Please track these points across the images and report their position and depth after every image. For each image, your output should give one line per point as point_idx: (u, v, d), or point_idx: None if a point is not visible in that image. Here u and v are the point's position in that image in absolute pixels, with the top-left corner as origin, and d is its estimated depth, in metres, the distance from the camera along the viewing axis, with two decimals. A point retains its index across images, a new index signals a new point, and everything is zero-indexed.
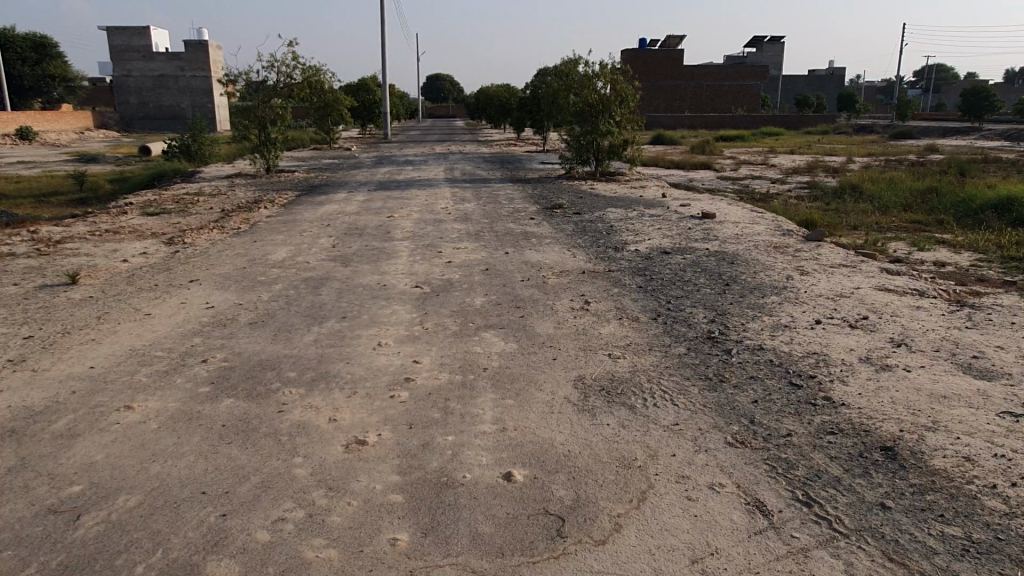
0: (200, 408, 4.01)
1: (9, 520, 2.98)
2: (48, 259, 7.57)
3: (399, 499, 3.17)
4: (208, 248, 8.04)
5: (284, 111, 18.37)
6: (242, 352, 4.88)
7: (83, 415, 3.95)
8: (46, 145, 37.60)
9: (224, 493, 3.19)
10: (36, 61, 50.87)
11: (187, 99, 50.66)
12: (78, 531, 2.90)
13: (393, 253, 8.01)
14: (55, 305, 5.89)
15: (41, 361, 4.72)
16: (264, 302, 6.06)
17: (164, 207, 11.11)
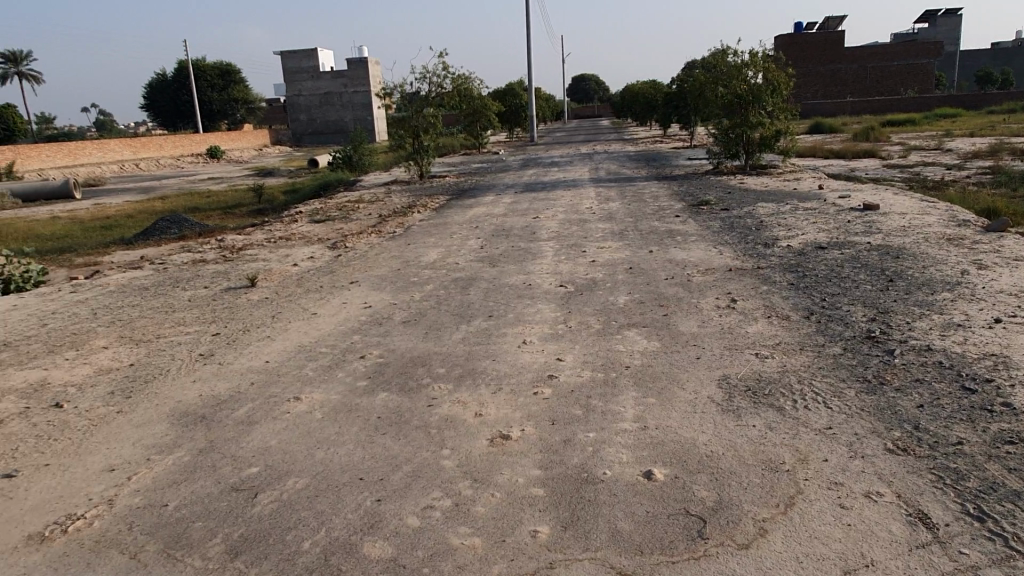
0: (359, 401, 4.33)
1: (200, 494, 3.37)
2: (232, 264, 8.43)
3: (541, 493, 3.26)
4: (367, 252, 8.59)
5: (436, 120, 19.18)
6: (397, 349, 5.20)
7: (260, 404, 4.38)
8: (231, 161, 41.64)
9: (379, 479, 3.43)
10: (222, 87, 56.52)
11: (349, 113, 54.17)
12: (256, 507, 3.23)
13: (538, 253, 8.17)
14: (238, 305, 6.56)
15: (226, 355, 5.28)
16: (417, 301, 6.41)
17: (329, 215, 11.99)
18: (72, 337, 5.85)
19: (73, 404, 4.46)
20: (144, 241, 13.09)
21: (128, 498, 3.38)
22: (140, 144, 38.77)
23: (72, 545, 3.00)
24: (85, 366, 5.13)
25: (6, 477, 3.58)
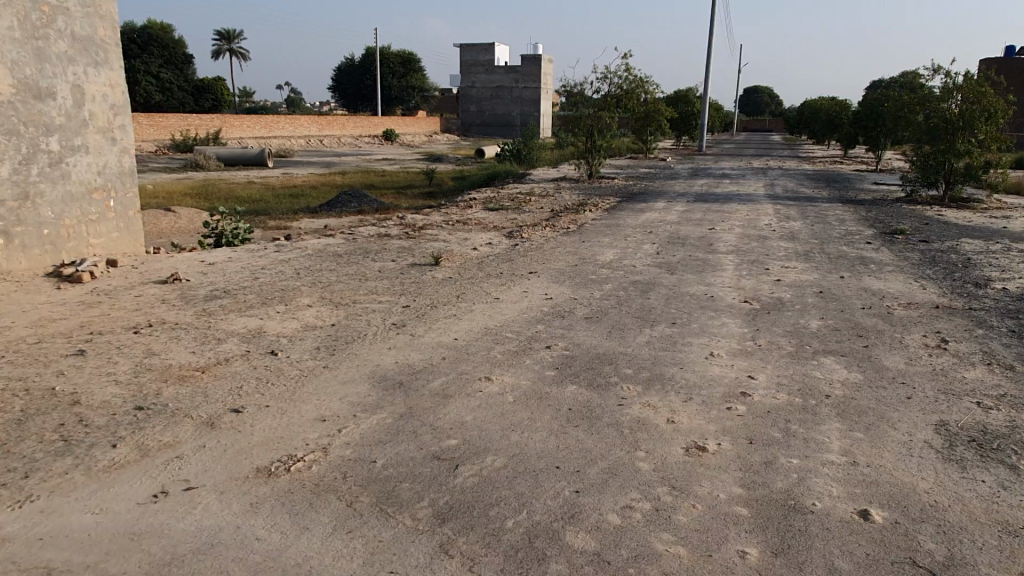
0: (549, 390, 4.37)
1: (405, 457, 3.56)
2: (416, 242, 8.83)
3: (746, 513, 3.12)
4: (543, 244, 8.70)
5: (612, 121, 19.16)
6: (582, 344, 5.20)
7: (453, 378, 4.57)
8: (403, 145, 43.73)
9: (576, 471, 3.42)
10: (401, 75, 59.52)
11: (517, 108, 55.30)
12: (459, 478, 3.37)
13: (719, 265, 7.91)
14: (425, 282, 6.90)
15: (417, 327, 5.58)
16: (597, 299, 6.39)
17: (502, 204, 12.28)
18: (280, 292, 6.66)
19: (285, 353, 5.10)
20: (328, 211, 14.04)
21: (341, 448, 3.68)
22: (324, 122, 41.60)
23: (295, 484, 3.35)
24: (293, 321, 5.82)
25: (234, 412, 4.14)
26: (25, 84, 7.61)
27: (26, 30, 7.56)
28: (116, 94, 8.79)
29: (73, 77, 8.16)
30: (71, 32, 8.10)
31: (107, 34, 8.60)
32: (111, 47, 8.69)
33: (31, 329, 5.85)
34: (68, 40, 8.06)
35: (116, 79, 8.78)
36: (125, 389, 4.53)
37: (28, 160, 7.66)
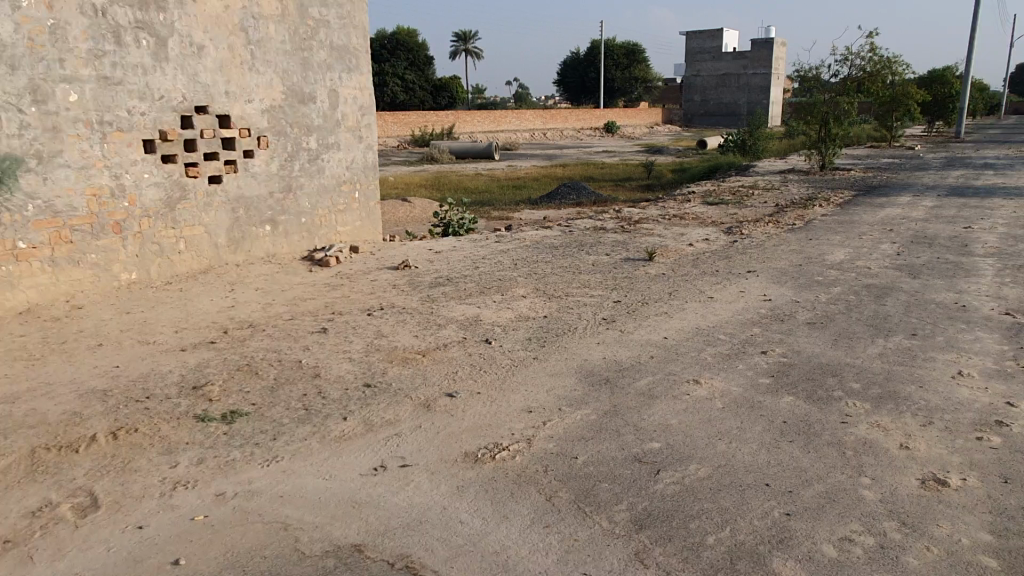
0: (763, 399, 4.11)
1: (607, 457, 3.60)
2: (631, 235, 8.77)
3: (995, 565, 2.69)
4: (765, 241, 8.21)
5: (851, 107, 17.53)
6: (803, 351, 4.82)
7: (660, 378, 4.51)
8: (622, 137, 43.58)
9: (788, 491, 3.19)
10: (625, 66, 59.33)
11: (744, 96, 52.63)
12: (659, 485, 3.31)
13: (975, 270, 6.92)
14: (637, 277, 6.85)
15: (627, 324, 5.58)
16: (823, 303, 5.89)
17: (722, 197, 11.79)
18: (497, 282, 6.99)
19: (499, 342, 5.34)
20: (548, 203, 14.41)
21: (544, 441, 3.82)
22: (547, 115, 42.75)
23: (498, 472, 3.54)
24: (508, 310, 6.09)
25: (449, 396, 4.45)
26: (292, 91, 8.68)
27: (295, 43, 8.62)
28: (365, 96, 9.67)
29: (330, 82, 9.14)
30: (330, 42, 9.07)
31: (359, 42, 9.49)
32: (362, 53, 9.58)
33: (288, 307, 6.76)
34: (328, 49, 9.05)
35: (364, 83, 9.66)
36: (356, 366, 5.07)
37: (292, 157, 8.73)
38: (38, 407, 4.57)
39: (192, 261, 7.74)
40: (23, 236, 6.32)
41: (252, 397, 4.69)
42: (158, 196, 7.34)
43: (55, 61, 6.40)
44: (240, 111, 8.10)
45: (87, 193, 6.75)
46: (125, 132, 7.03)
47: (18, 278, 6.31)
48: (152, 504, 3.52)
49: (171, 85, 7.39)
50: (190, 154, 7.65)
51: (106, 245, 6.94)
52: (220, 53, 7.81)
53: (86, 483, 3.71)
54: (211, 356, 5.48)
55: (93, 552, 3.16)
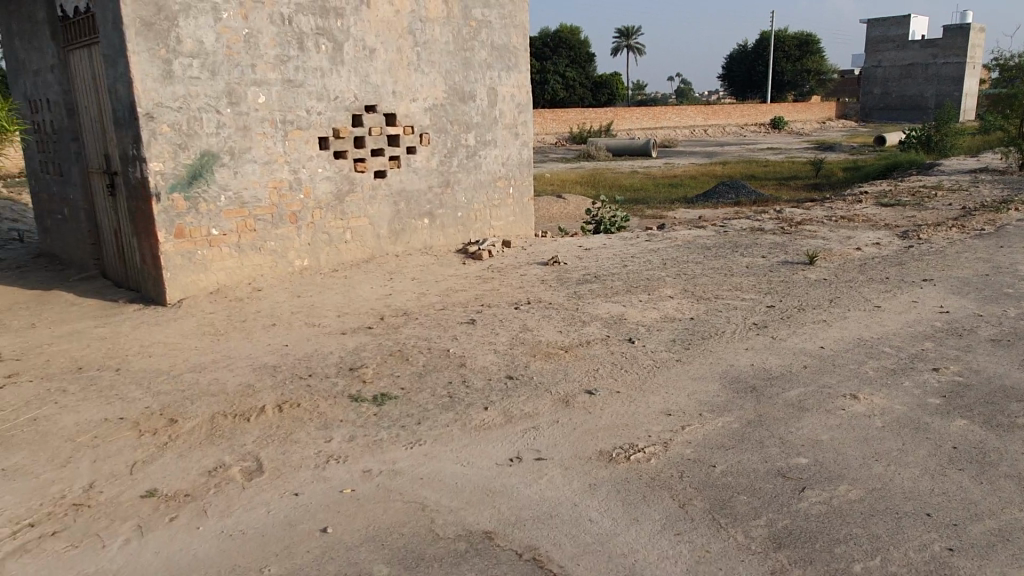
0: (930, 421, 3.76)
1: (748, 468, 3.48)
2: (791, 238, 8.34)
3: None
4: (946, 247, 7.47)
5: None
6: (982, 371, 4.36)
7: (812, 391, 4.25)
8: (790, 133, 41.29)
9: (954, 524, 2.90)
10: (797, 58, 56.10)
11: (932, 87, 47.95)
12: (803, 503, 3.14)
13: None
14: (794, 282, 6.48)
15: (779, 330, 5.32)
16: (1012, 318, 5.27)
17: (899, 198, 10.87)
18: (644, 282, 7.00)
19: (641, 342, 5.37)
20: (705, 202, 13.97)
21: (682, 445, 3.81)
22: (710, 111, 41.40)
23: (631, 474, 3.59)
24: (653, 311, 6.05)
25: (587, 393, 4.61)
26: (454, 90, 9.01)
27: (458, 43, 8.95)
28: (522, 93, 9.84)
29: (490, 81, 9.40)
30: (491, 42, 9.33)
31: (520, 41, 9.68)
32: (522, 52, 9.76)
33: (440, 297, 7.07)
34: (489, 49, 9.31)
35: (523, 81, 9.84)
36: (500, 358, 5.33)
37: (451, 154, 9.07)
38: (220, 378, 5.10)
39: (357, 251, 8.27)
40: (215, 224, 7.05)
41: (402, 381, 5.00)
42: (330, 189, 7.90)
43: (247, 67, 7.11)
44: (405, 110, 8.53)
45: (270, 186, 7.41)
46: (303, 130, 7.63)
47: (210, 261, 7.04)
48: (308, 474, 3.82)
49: (345, 86, 7.92)
50: (359, 150, 8.16)
51: (283, 233, 7.58)
52: (390, 55, 8.28)
53: (254, 449, 4.09)
54: (368, 340, 5.84)
55: (255, 512, 3.48)
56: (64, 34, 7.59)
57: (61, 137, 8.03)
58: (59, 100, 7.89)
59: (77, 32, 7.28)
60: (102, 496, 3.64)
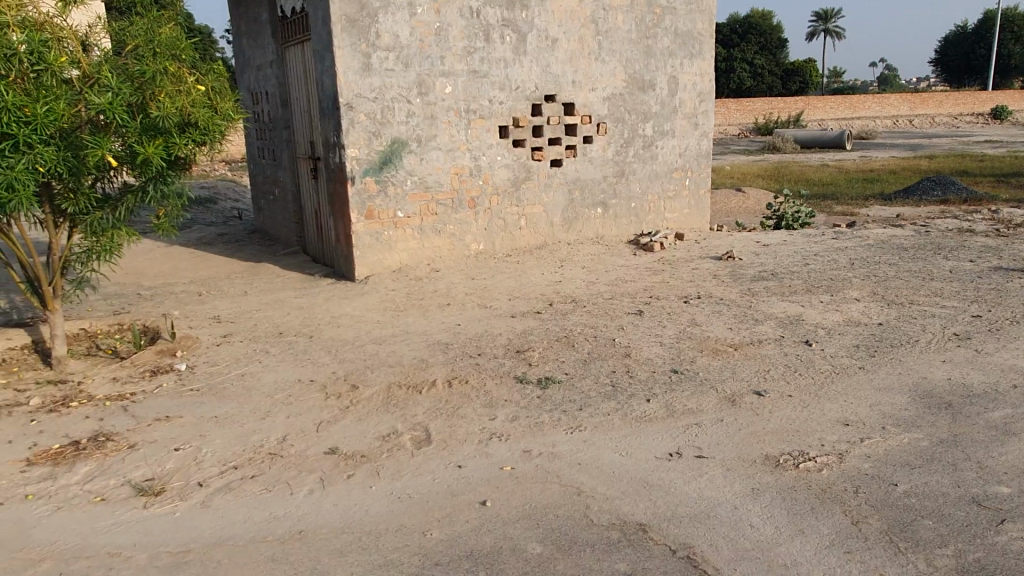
0: None
1: (936, 492, 3.38)
2: (1007, 242, 7.65)
3: None
4: None
5: None
6: None
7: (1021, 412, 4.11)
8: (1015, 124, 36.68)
9: None
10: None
11: None
12: (1000, 536, 3.02)
13: None
14: (1008, 291, 6.15)
15: (985, 343, 5.12)
16: None
17: None
18: (828, 282, 6.84)
19: (820, 346, 5.28)
20: (903, 198, 12.87)
21: (858, 460, 3.72)
22: (917, 100, 37.78)
23: (799, 483, 3.52)
24: (837, 313, 5.95)
25: (756, 394, 4.53)
26: (634, 78, 8.92)
27: (641, 31, 8.85)
28: (705, 81, 9.53)
29: (671, 69, 9.20)
30: (675, 28, 9.13)
31: (705, 26, 9.38)
32: (707, 38, 9.45)
33: (609, 287, 7.07)
34: (672, 36, 9.12)
35: (706, 69, 9.52)
36: (667, 351, 5.29)
37: (628, 143, 9.00)
38: (398, 350, 5.46)
39: (530, 237, 8.46)
40: (401, 206, 7.51)
41: (566, 366, 5.08)
42: (507, 176, 8.13)
43: (437, 59, 7.50)
44: (584, 99, 8.57)
45: (452, 172, 7.77)
46: (486, 119, 7.90)
47: (395, 242, 7.53)
48: (471, 448, 4.00)
49: (527, 76, 8.10)
50: (537, 139, 8.32)
51: (462, 218, 7.92)
52: (571, 45, 8.35)
53: (424, 420, 4.35)
54: (536, 325, 5.97)
55: (422, 478, 3.71)
56: (282, 32, 8.41)
57: (275, 125, 8.92)
58: (274, 91, 8.76)
59: (292, 30, 8.04)
60: (293, 449, 4.04)
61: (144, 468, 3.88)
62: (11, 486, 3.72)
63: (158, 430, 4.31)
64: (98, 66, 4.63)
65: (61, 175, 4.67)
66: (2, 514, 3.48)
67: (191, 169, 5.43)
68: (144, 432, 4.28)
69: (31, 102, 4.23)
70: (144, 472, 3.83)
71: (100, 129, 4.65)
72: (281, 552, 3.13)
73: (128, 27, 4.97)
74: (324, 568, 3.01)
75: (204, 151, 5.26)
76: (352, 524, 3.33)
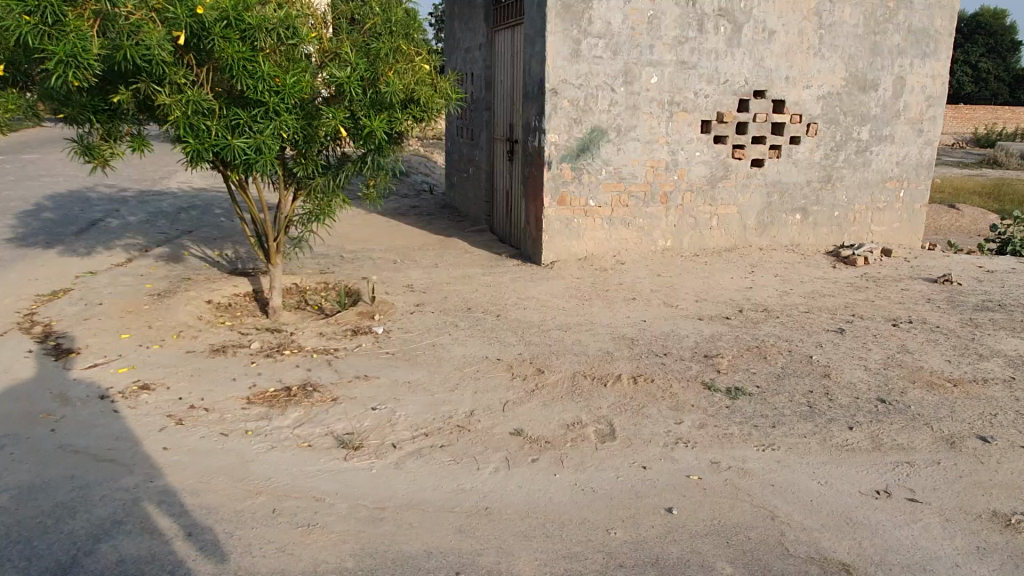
0: None
1: None
2: None
3: None
4: None
5: None
6: None
7: None
8: None
9: None
10: None
11: None
12: None
13: None
14: None
15: None
16: None
17: None
18: None
19: None
20: None
21: None
22: None
23: None
24: None
25: (980, 440, 4.04)
26: (855, 77, 8.24)
27: (869, 27, 8.14)
28: (937, 85, 8.60)
29: (899, 68, 8.40)
30: (909, 24, 8.31)
31: (945, 23, 8.45)
32: (945, 37, 8.51)
33: (805, 299, 6.61)
34: (904, 32, 8.31)
35: (940, 70, 8.59)
36: (872, 377, 4.85)
37: (839, 147, 8.35)
38: (582, 340, 5.44)
39: (721, 238, 8.11)
40: (594, 196, 7.47)
41: (758, 378, 4.81)
42: (704, 173, 7.83)
43: (647, 48, 7.35)
44: (797, 97, 8.05)
45: (648, 164, 7.61)
46: (689, 112, 7.65)
47: (583, 230, 7.51)
48: (656, 450, 3.90)
49: (738, 70, 7.73)
50: (740, 136, 7.93)
51: (653, 212, 7.75)
52: (790, 38, 7.86)
53: (608, 414, 4.29)
54: (725, 331, 5.71)
55: (605, 474, 3.66)
56: (493, 15, 8.61)
57: (477, 106, 9.18)
58: (480, 73, 9.01)
59: (505, 13, 8.21)
60: (480, 424, 4.15)
61: (345, 422, 4.14)
62: (234, 420, 4.12)
63: (358, 388, 4.59)
64: (338, 42, 4.95)
65: (296, 142, 5.08)
66: (227, 444, 3.85)
67: (405, 142, 5.71)
68: (346, 387, 4.58)
69: (282, 73, 4.61)
70: (346, 426, 4.10)
71: (334, 101, 4.99)
72: (469, 525, 3.22)
73: (364, 5, 5.24)
74: (509, 549, 3.06)
75: (418, 127, 5.51)
76: (536, 510, 3.35)
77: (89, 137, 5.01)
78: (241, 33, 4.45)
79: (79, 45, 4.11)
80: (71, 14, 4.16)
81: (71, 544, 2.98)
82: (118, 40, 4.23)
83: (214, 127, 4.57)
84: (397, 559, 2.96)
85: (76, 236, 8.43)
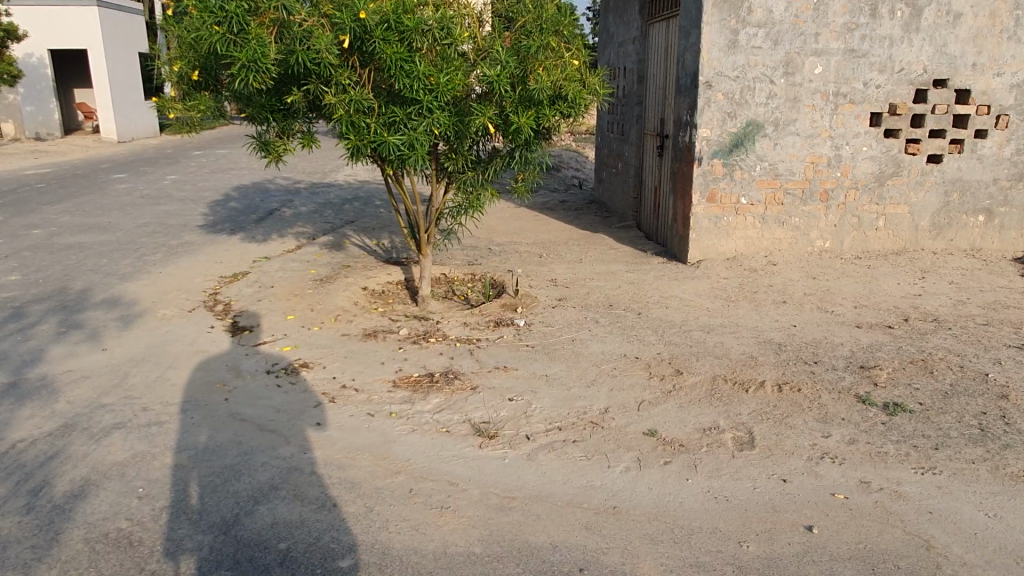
0: None
1: None
2: None
3: None
4: None
5: None
6: None
7: None
8: None
9: None
10: None
11: None
12: None
13: None
14: None
15: None
16: None
17: None
18: None
19: None
20: None
21: None
22: None
23: None
24: None
25: None
26: None
27: None
28: None
29: None
30: None
31: None
32: None
33: (984, 310, 5.98)
34: None
35: None
36: None
37: None
38: (725, 342, 5.26)
39: (888, 240, 7.51)
40: (746, 193, 7.17)
41: (921, 395, 4.43)
42: (871, 169, 7.27)
43: (811, 36, 6.92)
44: (985, 86, 7.28)
45: (808, 160, 7.18)
46: (857, 104, 7.13)
47: (734, 228, 7.23)
48: (798, 463, 3.70)
49: (916, 58, 7.11)
50: (915, 130, 7.29)
51: (812, 211, 7.31)
52: (979, 21, 7.11)
53: (748, 422, 4.12)
54: (886, 341, 5.29)
55: (741, 483, 3.53)
56: (648, 8, 8.47)
57: (628, 100, 9.08)
58: (633, 67, 8.89)
59: (660, 5, 8.05)
60: (614, 423, 4.13)
61: (482, 411, 4.27)
62: (380, 402, 4.37)
63: (497, 378, 4.71)
64: (491, 41, 5.07)
65: (448, 137, 5.28)
66: (373, 424, 4.10)
67: (553, 137, 5.78)
68: (486, 378, 4.72)
69: (436, 72, 4.80)
70: (483, 415, 4.22)
71: (485, 99, 5.13)
72: (595, 522, 3.23)
73: (518, 3, 5.32)
74: (634, 550, 3.03)
75: (566, 122, 5.54)
76: (665, 514, 3.29)
77: (266, 134, 5.48)
78: (400, 35, 4.68)
79: (258, 51, 4.49)
80: (252, 23, 4.56)
81: (235, 503, 3.31)
82: (292, 45, 4.59)
83: (373, 124, 4.85)
84: (523, 548, 3.02)
85: (256, 224, 9.27)
